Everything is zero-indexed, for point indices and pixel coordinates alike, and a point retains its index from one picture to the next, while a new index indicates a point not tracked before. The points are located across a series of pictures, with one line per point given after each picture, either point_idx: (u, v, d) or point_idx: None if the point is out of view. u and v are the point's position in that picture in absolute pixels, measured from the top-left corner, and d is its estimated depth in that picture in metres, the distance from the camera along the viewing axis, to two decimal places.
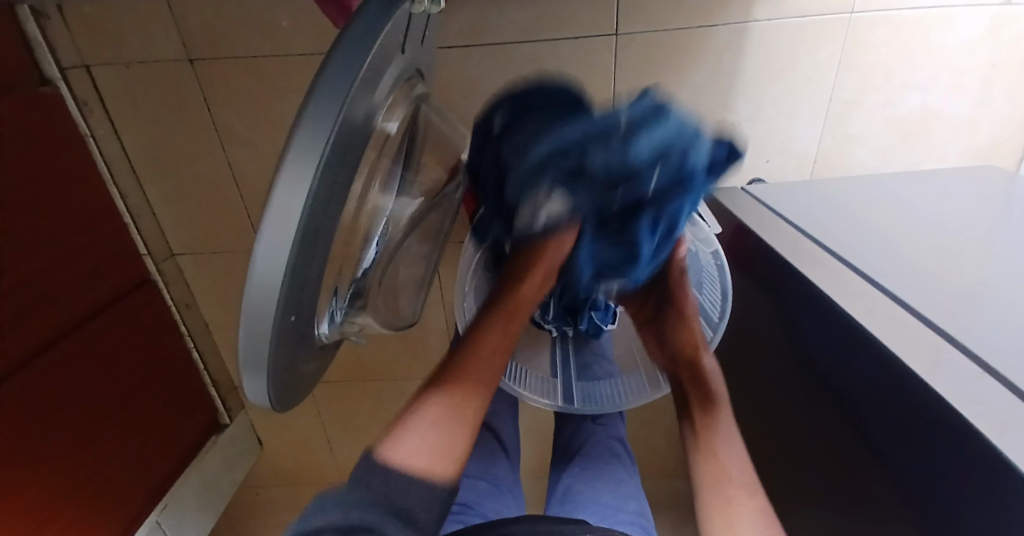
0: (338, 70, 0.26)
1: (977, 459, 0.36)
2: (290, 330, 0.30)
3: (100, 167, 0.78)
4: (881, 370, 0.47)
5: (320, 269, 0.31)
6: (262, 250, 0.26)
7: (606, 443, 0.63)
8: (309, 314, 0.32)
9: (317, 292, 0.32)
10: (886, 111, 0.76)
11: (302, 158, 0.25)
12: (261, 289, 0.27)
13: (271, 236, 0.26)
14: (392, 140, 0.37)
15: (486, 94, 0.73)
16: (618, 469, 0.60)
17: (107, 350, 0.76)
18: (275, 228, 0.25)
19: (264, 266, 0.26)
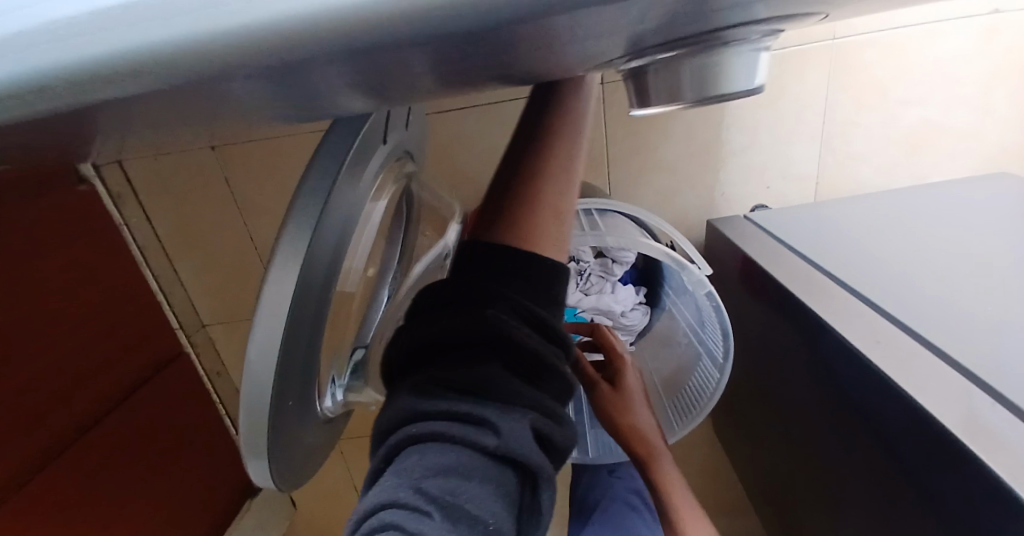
0: (318, 177, 0.29)
1: (1000, 496, 0.35)
2: (291, 415, 0.32)
3: (133, 250, 0.85)
4: (897, 402, 0.45)
5: (317, 350, 0.33)
6: (254, 345, 0.28)
7: (623, 498, 0.62)
8: (309, 395, 0.34)
9: (314, 373, 0.34)
10: (882, 126, 0.75)
11: (287, 260, 0.27)
12: (255, 378, 0.28)
13: (263, 333, 0.27)
14: (381, 218, 0.40)
15: (484, 151, 0.77)
16: (638, 524, 0.59)
17: (147, 422, 0.80)
18: (266, 324, 0.27)
19: (255, 365, 0.28)
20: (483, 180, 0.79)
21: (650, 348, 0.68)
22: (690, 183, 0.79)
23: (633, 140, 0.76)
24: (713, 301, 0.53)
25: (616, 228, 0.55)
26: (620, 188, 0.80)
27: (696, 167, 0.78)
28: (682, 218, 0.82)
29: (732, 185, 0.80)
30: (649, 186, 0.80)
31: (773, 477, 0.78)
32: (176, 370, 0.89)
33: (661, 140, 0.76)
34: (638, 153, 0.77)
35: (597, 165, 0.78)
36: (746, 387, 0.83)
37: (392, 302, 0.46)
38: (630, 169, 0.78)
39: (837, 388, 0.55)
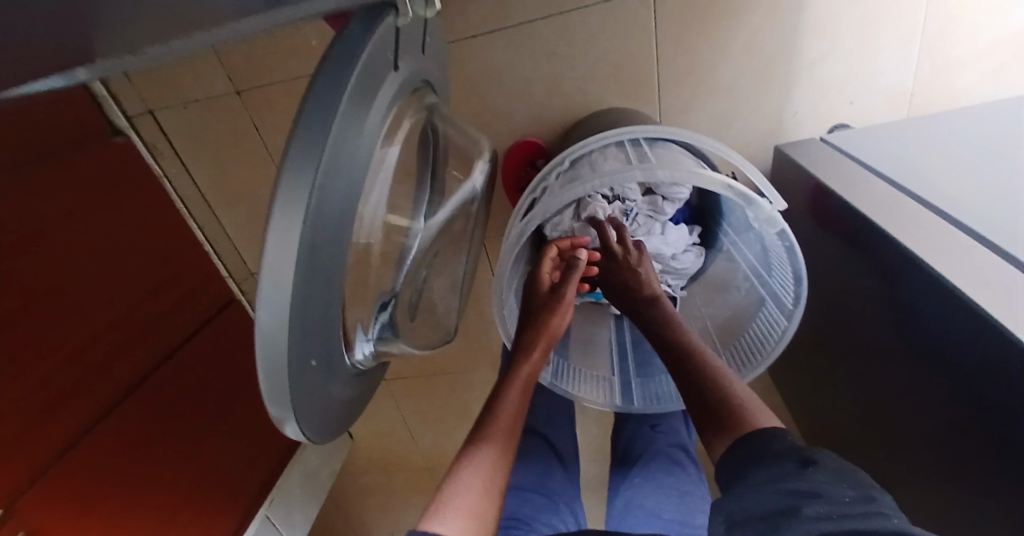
0: (314, 112, 0.25)
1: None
2: (316, 376, 0.30)
3: (177, 203, 0.86)
4: (995, 356, 0.38)
5: (336, 306, 0.30)
6: (262, 307, 0.24)
7: (666, 453, 0.60)
8: (333, 353, 0.32)
9: (338, 332, 0.32)
10: (1004, 18, 0.61)
11: (289, 208, 0.24)
12: (265, 342, 0.25)
13: (269, 293, 0.24)
14: (398, 162, 0.36)
15: (518, 79, 0.69)
16: (683, 481, 0.57)
17: (204, 367, 0.84)
18: (272, 284, 0.24)
19: (264, 328, 0.25)
20: (518, 113, 0.72)
21: (705, 293, 0.63)
22: (754, 104, 0.69)
23: (688, 55, 0.67)
24: (783, 239, 0.47)
25: (667, 160, 0.48)
26: (671, 114, 0.71)
27: (762, 82, 0.68)
28: (743, 145, 0.73)
29: (805, 104, 0.69)
30: (704, 109, 0.70)
31: (835, 423, 0.73)
32: (228, 318, 0.93)
33: (721, 53, 0.66)
34: (693, 71, 0.68)
35: (645, 88, 0.69)
36: (809, 330, 0.77)
37: (422, 251, 0.44)
38: (684, 90, 0.69)
39: (920, 335, 0.49)
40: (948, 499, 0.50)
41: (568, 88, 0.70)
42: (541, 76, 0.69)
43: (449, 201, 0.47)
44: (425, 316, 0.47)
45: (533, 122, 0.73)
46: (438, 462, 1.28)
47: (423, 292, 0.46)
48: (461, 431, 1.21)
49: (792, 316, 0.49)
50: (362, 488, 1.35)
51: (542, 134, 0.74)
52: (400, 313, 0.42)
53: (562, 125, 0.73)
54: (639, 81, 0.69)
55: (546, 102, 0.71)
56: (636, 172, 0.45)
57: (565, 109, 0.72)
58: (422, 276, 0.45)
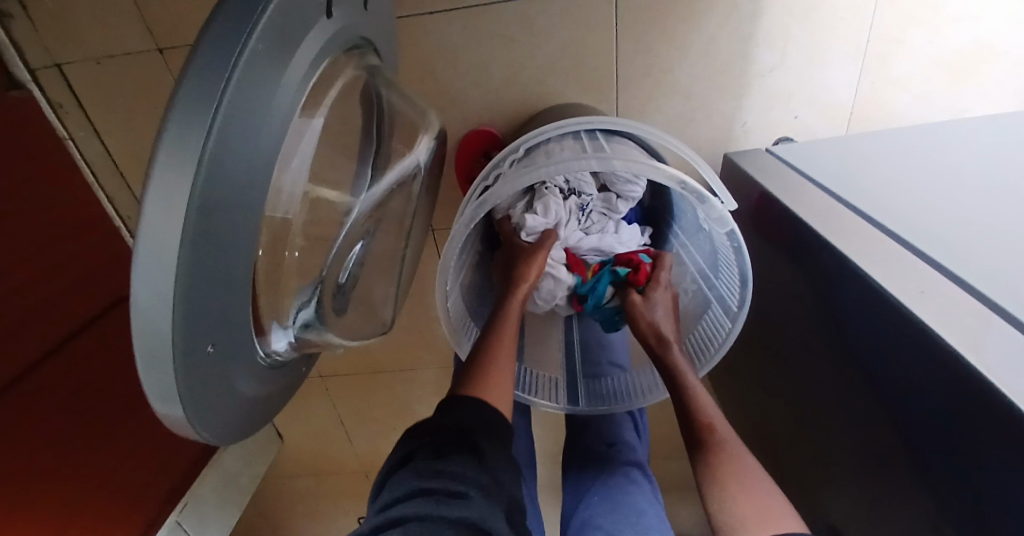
0: (213, 50, 0.21)
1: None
2: (214, 364, 0.26)
3: (83, 171, 0.77)
4: (929, 362, 0.39)
5: (242, 284, 0.26)
6: (137, 276, 0.20)
7: (624, 469, 0.57)
8: (239, 339, 0.28)
9: (246, 315, 0.27)
10: (935, 46, 0.65)
11: (175, 159, 0.20)
12: (146, 320, 0.21)
13: (146, 261, 0.20)
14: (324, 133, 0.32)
15: (474, 66, 0.67)
16: (642, 498, 0.53)
17: (110, 357, 0.75)
18: (151, 251, 0.20)
19: (141, 302, 0.21)
20: (473, 100, 0.70)
21: None
22: (706, 110, 0.70)
23: (646, 54, 0.66)
24: (732, 239, 0.47)
25: (623, 154, 0.47)
26: (626, 114, 0.71)
27: (715, 89, 0.69)
28: (695, 151, 0.74)
29: (754, 114, 0.71)
30: (659, 111, 0.71)
31: (768, 429, 0.75)
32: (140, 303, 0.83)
33: (677, 57, 0.66)
34: (650, 72, 0.67)
35: (603, 86, 0.68)
36: (748, 338, 0.79)
37: (357, 231, 0.40)
38: (640, 91, 0.69)
39: (855, 343, 0.50)
40: (870, 503, 0.51)
41: (525, 79, 0.68)
42: (498, 64, 0.67)
43: (383, 181, 0.42)
44: (357, 305, 0.43)
45: (487, 111, 0.70)
46: (373, 465, 1.22)
47: (356, 280, 0.42)
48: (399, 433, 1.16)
49: (735, 318, 0.49)
50: (289, 491, 1.26)
51: (497, 125, 0.72)
52: (329, 301, 0.38)
53: (517, 117, 0.71)
54: (597, 78, 0.68)
55: (502, 92, 0.69)
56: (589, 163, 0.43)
57: (521, 100, 0.70)
58: (354, 261, 0.41)
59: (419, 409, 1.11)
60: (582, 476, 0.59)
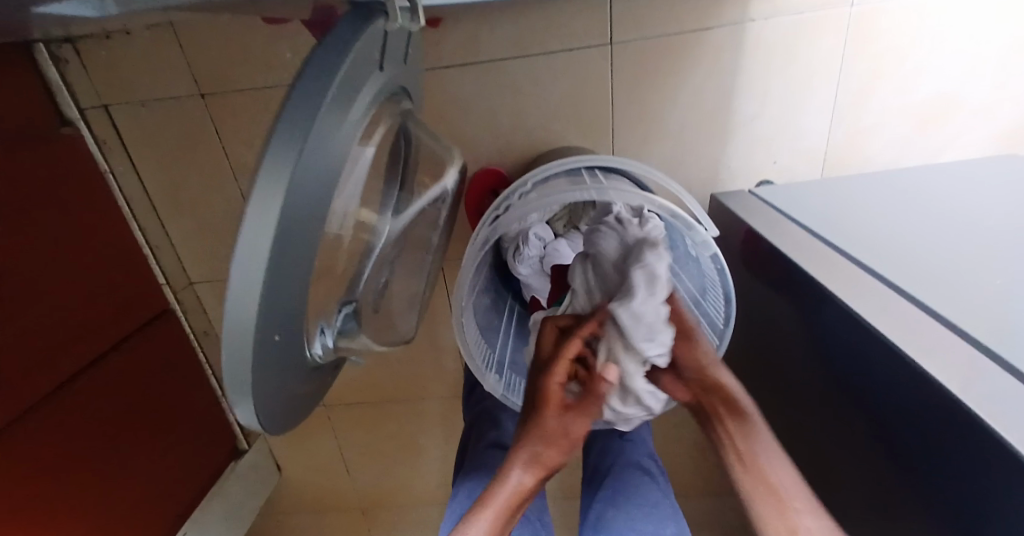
0: (305, 93, 0.26)
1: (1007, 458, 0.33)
2: (277, 351, 0.30)
3: (120, 202, 0.82)
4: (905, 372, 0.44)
5: (305, 288, 0.31)
6: (234, 267, 0.25)
7: (637, 463, 0.62)
8: (296, 337, 0.32)
9: (302, 314, 0.32)
10: (897, 100, 0.73)
11: (273, 175, 0.25)
12: (235, 306, 0.26)
13: (242, 256, 0.25)
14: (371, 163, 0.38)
15: (485, 113, 0.74)
16: (655, 491, 0.58)
17: (130, 377, 0.78)
18: (247, 248, 0.25)
19: (232, 293, 0.25)
20: (483, 143, 0.77)
21: None
22: (695, 155, 0.78)
23: (640, 105, 0.74)
24: (717, 263, 0.53)
25: (617, 187, 0.53)
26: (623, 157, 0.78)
27: (703, 136, 0.76)
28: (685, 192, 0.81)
29: (739, 159, 0.78)
30: (653, 155, 0.78)
31: None
32: (159, 329, 0.87)
33: (667, 108, 0.74)
34: (644, 120, 0.75)
35: (600, 131, 0.76)
36: (742, 366, 0.83)
37: (385, 250, 0.45)
38: (635, 137, 0.76)
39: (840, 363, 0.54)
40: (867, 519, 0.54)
41: (530, 125, 0.75)
42: (506, 112, 0.74)
43: (411, 204, 0.48)
44: (383, 314, 0.48)
45: (496, 152, 0.77)
46: (373, 500, 1.22)
47: (384, 290, 0.47)
48: (400, 465, 1.16)
49: (723, 334, 0.55)
50: (285, 527, 1.25)
51: (505, 165, 0.78)
52: (360, 310, 0.43)
53: (524, 158, 0.78)
54: (596, 125, 0.75)
55: (510, 137, 0.76)
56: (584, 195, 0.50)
57: (527, 143, 0.77)
58: (383, 275, 0.46)
59: (421, 440, 1.13)
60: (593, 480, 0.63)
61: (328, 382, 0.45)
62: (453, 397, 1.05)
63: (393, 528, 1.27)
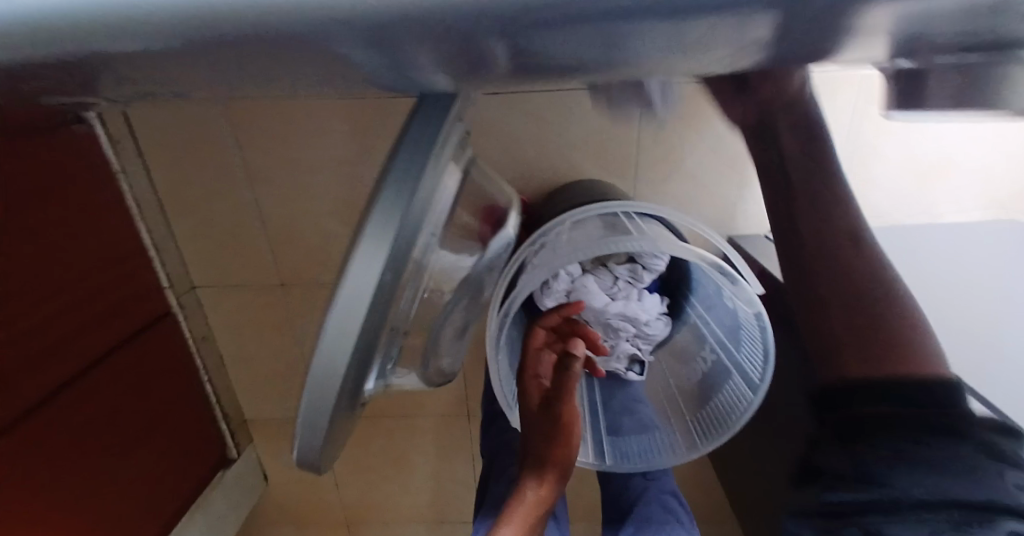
0: (410, 154, 0.27)
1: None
2: (351, 399, 0.30)
3: (129, 203, 0.79)
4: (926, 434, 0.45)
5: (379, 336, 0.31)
6: (334, 317, 0.26)
7: (661, 501, 0.70)
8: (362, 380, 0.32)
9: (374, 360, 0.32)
10: (904, 159, 0.77)
11: (377, 233, 0.26)
12: (329, 356, 0.27)
13: (344, 306, 0.26)
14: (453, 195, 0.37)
15: (513, 142, 0.75)
16: (677, 528, 0.67)
17: (126, 383, 0.76)
18: (347, 300, 0.26)
19: (329, 340, 0.26)
20: (508, 170, 0.77)
21: (670, 360, 0.70)
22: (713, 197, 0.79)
23: (664, 146, 0.76)
24: (758, 319, 0.54)
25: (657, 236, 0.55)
26: (643, 193, 0.79)
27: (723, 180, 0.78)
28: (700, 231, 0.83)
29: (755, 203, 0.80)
30: (673, 193, 0.79)
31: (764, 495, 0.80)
32: (159, 334, 0.84)
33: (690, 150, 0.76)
34: (666, 160, 0.77)
35: (624, 167, 0.77)
36: None
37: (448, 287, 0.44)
38: (656, 176, 0.78)
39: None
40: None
41: (556, 158, 0.76)
42: (534, 143, 0.75)
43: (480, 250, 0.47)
44: (434, 358, 0.47)
45: (520, 181, 0.78)
46: (358, 517, 1.19)
47: (438, 333, 0.45)
48: (390, 483, 1.14)
49: (757, 389, 0.55)
50: None
51: (529, 193, 0.79)
52: (409, 349, 0.41)
53: (546, 188, 0.79)
54: (622, 161, 0.77)
55: (535, 167, 0.77)
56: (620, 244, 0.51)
57: (552, 173, 0.78)
58: (440, 317, 0.44)
59: (414, 459, 1.11)
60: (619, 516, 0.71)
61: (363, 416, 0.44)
62: (451, 416, 1.05)
63: None
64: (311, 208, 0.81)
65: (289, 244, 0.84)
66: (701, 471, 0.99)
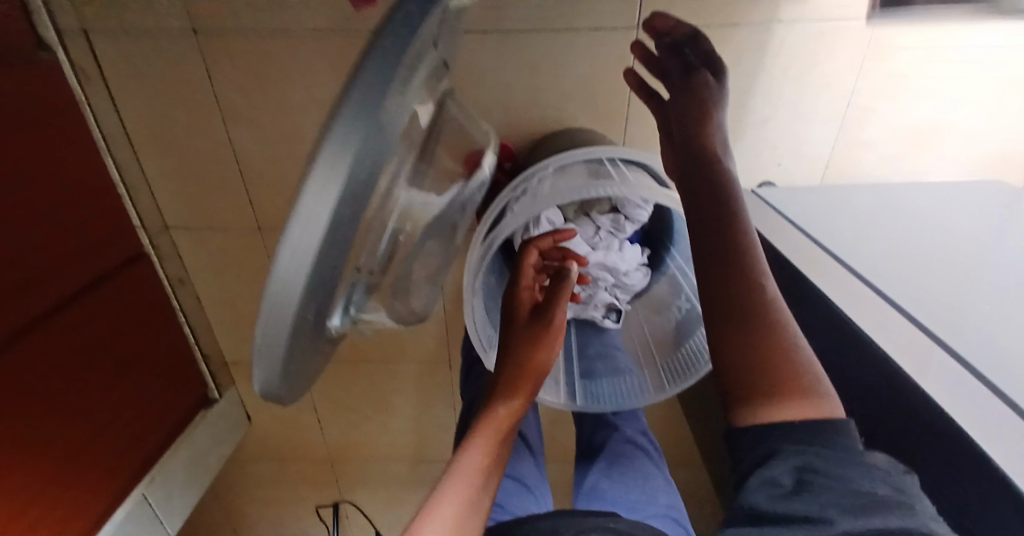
0: (369, 80, 0.25)
1: (992, 490, 0.37)
2: (309, 330, 0.30)
3: (95, 136, 0.75)
4: (890, 386, 0.47)
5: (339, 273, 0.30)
6: (286, 253, 0.24)
7: (630, 437, 0.74)
8: (324, 315, 0.32)
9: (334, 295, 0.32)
10: (900, 118, 0.75)
11: (332, 163, 0.23)
12: (280, 293, 0.25)
13: (295, 240, 0.24)
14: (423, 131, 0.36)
15: (501, 84, 0.72)
16: (645, 461, 0.71)
17: (98, 324, 0.75)
18: (302, 229, 0.24)
19: (279, 277, 0.25)
20: (494, 114, 0.74)
21: (647, 309, 0.72)
22: None
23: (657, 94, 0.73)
24: None
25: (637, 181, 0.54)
26: (632, 144, 0.77)
27: None
28: None
29: (744, 158, 0.78)
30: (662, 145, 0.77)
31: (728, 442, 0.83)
32: (132, 273, 0.83)
33: None
34: None
35: (614, 115, 0.74)
36: None
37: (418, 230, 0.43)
38: (647, 126, 0.76)
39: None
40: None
41: (545, 102, 0.73)
42: (523, 86, 0.72)
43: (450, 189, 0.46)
44: (403, 297, 0.47)
45: (506, 126, 0.75)
46: (340, 455, 1.23)
47: (409, 272, 0.45)
48: (371, 425, 1.18)
49: None
50: (249, 474, 1.26)
51: (514, 140, 0.76)
52: (378, 285, 0.41)
53: (534, 134, 0.76)
54: (611, 110, 0.74)
55: (523, 112, 0.74)
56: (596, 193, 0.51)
57: (540, 119, 0.75)
58: (412, 256, 0.44)
59: (395, 402, 1.14)
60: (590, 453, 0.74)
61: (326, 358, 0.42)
62: (432, 363, 1.06)
63: (358, 482, 1.29)
64: (287, 150, 0.78)
65: (266, 186, 0.81)
66: (672, 418, 1.03)
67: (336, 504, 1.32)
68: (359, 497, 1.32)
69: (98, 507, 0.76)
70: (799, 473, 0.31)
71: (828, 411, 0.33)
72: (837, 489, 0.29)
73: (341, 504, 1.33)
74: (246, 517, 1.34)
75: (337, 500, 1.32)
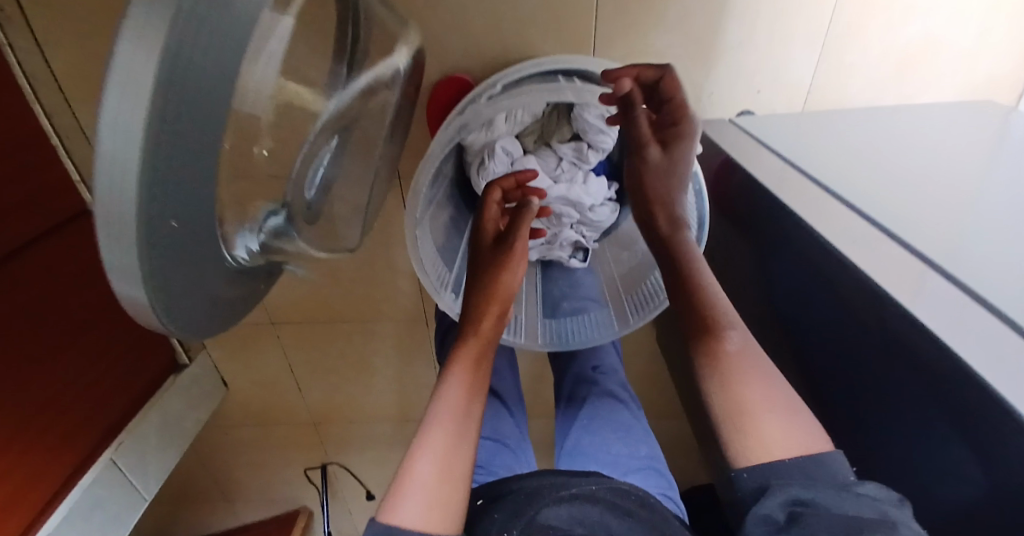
0: None
1: (987, 405, 0.34)
2: (175, 239, 0.26)
3: (19, 80, 0.70)
4: (873, 308, 0.44)
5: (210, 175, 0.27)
6: (103, 130, 0.21)
7: (606, 390, 0.70)
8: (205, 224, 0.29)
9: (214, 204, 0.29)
10: (887, 37, 0.69)
11: (149, 24, 0.20)
12: (108, 181, 0.22)
13: (111, 120, 0.21)
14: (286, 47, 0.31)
15: (453, 8, 0.65)
16: (624, 414, 0.67)
17: (42, 282, 0.71)
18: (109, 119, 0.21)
19: (107, 163, 0.22)
20: (449, 44, 0.68)
21: (614, 248, 0.76)
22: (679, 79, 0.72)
23: (626, 15, 0.67)
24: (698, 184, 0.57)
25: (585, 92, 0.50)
26: None
27: (690, 59, 0.70)
28: None
29: (722, 86, 0.73)
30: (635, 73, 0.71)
31: None
32: (76, 231, 0.79)
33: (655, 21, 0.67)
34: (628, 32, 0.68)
35: (581, 42, 0.68)
36: None
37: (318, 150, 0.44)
38: (617, 52, 0.70)
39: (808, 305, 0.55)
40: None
41: (503, 28, 0.67)
42: (478, 10, 0.65)
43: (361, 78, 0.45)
44: (325, 223, 0.49)
45: (464, 55, 0.69)
46: (324, 418, 1.22)
47: (324, 199, 0.47)
48: (352, 386, 1.16)
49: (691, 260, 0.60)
50: (233, 439, 1.25)
51: (474, 72, 0.70)
52: (291, 213, 0.42)
53: (494, 65, 0.70)
54: (576, 35, 0.68)
55: (480, 40, 0.68)
56: (552, 97, 0.49)
57: (499, 48, 0.69)
58: (320, 183, 0.46)
59: (374, 363, 1.11)
60: (568, 409, 0.70)
61: (259, 290, 0.44)
62: (409, 321, 1.03)
63: (345, 445, 1.29)
64: None
65: None
66: (655, 368, 1.01)
67: (324, 466, 1.32)
68: (347, 459, 1.31)
69: (65, 469, 0.74)
70: (790, 507, 0.35)
71: (750, 367, 0.45)
72: (830, 513, 0.33)
73: (329, 466, 1.33)
74: (236, 482, 1.34)
75: (324, 462, 1.31)
